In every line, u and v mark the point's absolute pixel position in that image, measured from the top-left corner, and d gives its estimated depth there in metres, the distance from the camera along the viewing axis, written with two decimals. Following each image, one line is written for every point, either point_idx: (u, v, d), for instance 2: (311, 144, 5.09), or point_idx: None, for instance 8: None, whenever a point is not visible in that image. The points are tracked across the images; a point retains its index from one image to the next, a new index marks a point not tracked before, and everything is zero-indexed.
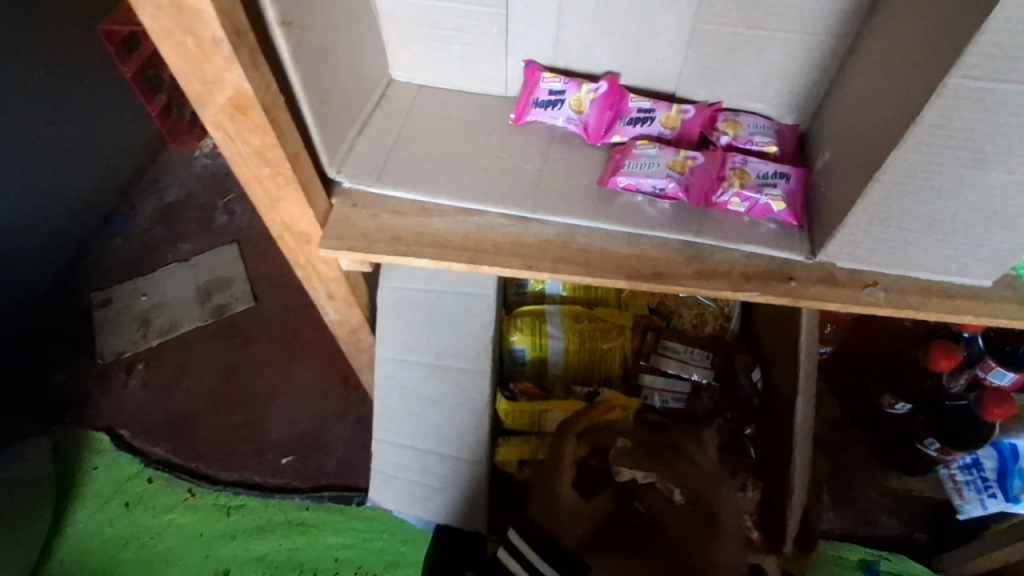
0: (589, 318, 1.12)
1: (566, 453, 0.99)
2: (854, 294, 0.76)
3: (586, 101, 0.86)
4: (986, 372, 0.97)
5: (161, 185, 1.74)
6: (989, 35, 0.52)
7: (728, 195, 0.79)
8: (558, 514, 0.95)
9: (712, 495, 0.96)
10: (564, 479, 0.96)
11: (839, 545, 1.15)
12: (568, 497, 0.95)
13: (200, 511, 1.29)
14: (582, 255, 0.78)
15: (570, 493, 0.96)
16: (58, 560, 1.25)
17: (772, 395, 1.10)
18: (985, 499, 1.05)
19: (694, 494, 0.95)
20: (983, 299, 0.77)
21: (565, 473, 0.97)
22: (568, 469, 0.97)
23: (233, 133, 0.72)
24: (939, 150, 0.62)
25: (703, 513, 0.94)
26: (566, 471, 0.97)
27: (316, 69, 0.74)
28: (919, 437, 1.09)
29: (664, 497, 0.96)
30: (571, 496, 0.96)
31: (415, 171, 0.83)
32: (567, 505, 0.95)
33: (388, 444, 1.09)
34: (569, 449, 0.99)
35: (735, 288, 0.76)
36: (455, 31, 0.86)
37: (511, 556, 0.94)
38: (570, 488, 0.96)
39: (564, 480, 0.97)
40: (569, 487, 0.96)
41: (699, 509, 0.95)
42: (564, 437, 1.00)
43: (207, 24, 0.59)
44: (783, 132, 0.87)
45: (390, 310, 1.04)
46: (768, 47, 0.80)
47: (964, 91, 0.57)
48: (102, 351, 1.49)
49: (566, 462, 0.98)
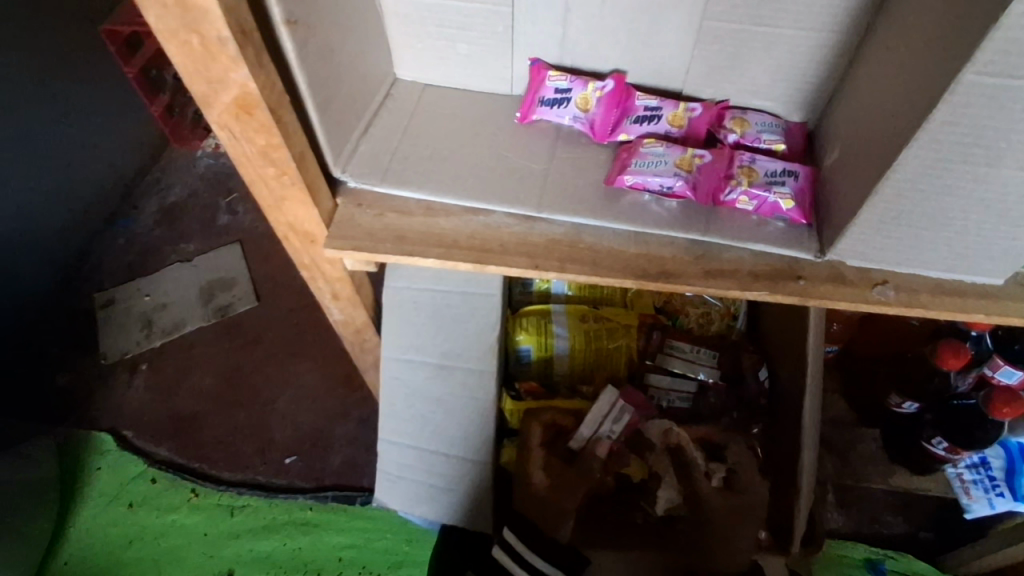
0: (594, 317, 1.11)
1: (531, 445, 1.00)
2: (865, 293, 0.76)
3: (592, 99, 0.85)
4: (994, 371, 0.95)
5: (164, 185, 1.73)
6: (1005, 31, 0.52)
7: (736, 192, 0.79)
8: (547, 503, 0.98)
9: (750, 484, 0.98)
10: (535, 463, 0.99)
11: (844, 543, 1.15)
12: (542, 482, 0.98)
13: (204, 511, 1.29)
14: (590, 253, 0.78)
15: (545, 478, 0.98)
16: (61, 561, 1.24)
17: (780, 397, 1.08)
18: (993, 499, 1.05)
19: (732, 479, 0.99)
20: (995, 297, 0.76)
21: (537, 460, 0.99)
22: (538, 456, 0.99)
23: (238, 133, 0.72)
24: (951, 148, 0.62)
25: (739, 502, 0.97)
26: (536, 460, 0.99)
27: (320, 68, 0.73)
28: (925, 436, 1.08)
29: (706, 476, 0.98)
30: (542, 482, 0.98)
31: (422, 170, 0.82)
32: (545, 490, 0.98)
33: (392, 444, 1.09)
34: (535, 437, 1.00)
35: (743, 287, 0.76)
36: (460, 29, 0.86)
37: (504, 554, 0.98)
38: (542, 473, 0.98)
39: (536, 466, 0.99)
40: (540, 475, 0.98)
41: (735, 497, 0.97)
42: (530, 425, 1.01)
43: (213, 23, 0.59)
44: (792, 130, 0.86)
45: (394, 310, 1.04)
46: (776, 44, 0.79)
47: (978, 87, 0.56)
48: (105, 352, 1.48)
49: (535, 450, 1.00)
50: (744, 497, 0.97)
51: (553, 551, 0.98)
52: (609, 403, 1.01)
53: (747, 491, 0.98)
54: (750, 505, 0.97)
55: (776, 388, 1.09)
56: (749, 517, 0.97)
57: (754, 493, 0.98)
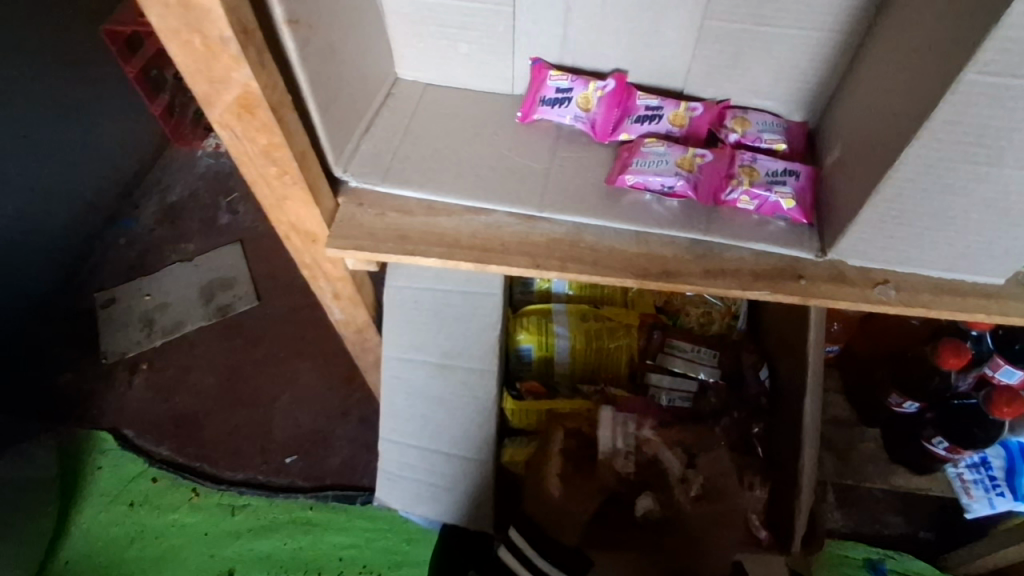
0: (595, 316, 1.12)
1: (552, 450, 1.00)
2: (866, 293, 0.76)
3: (593, 99, 0.85)
4: (994, 370, 0.96)
5: (164, 185, 1.73)
6: (1006, 30, 0.52)
7: (737, 192, 0.79)
8: (562, 512, 0.97)
9: (726, 492, 0.97)
10: (552, 473, 0.98)
11: (845, 543, 1.16)
12: (556, 491, 0.97)
13: (205, 511, 1.29)
14: (590, 253, 0.78)
15: (560, 488, 0.97)
16: (62, 561, 1.24)
17: (780, 396, 1.08)
18: (993, 498, 1.06)
19: (709, 488, 0.98)
20: (995, 297, 0.76)
21: (554, 468, 0.98)
22: (556, 462, 0.99)
23: (240, 132, 0.72)
24: (953, 147, 0.62)
25: (717, 511, 0.97)
26: (553, 467, 0.98)
27: (321, 67, 0.73)
28: (925, 436, 1.08)
29: (683, 488, 0.98)
30: (557, 491, 0.97)
31: (423, 170, 0.82)
32: (558, 499, 0.97)
33: (394, 444, 1.09)
34: (558, 443, 1.00)
35: (744, 287, 0.76)
36: (461, 28, 0.86)
37: (510, 554, 0.96)
38: (558, 483, 0.97)
39: (553, 475, 0.98)
40: (557, 485, 0.97)
41: (713, 505, 0.97)
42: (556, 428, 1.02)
43: (215, 22, 0.59)
44: (793, 130, 0.86)
45: (395, 310, 1.04)
46: (777, 44, 0.79)
47: (980, 87, 0.56)
48: (106, 351, 1.48)
49: (554, 456, 0.99)
50: (721, 504, 0.97)
51: (565, 557, 0.97)
52: (609, 425, 1.01)
53: (723, 499, 0.97)
54: (726, 513, 0.97)
55: (777, 387, 1.09)
56: (729, 525, 0.97)
57: (731, 500, 0.97)
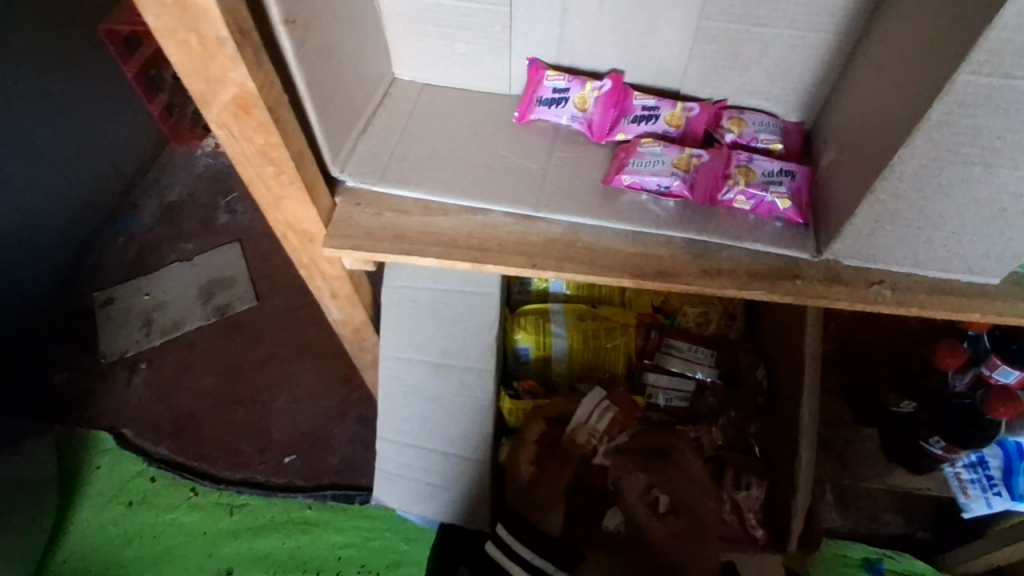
0: (592, 316, 1.12)
1: (525, 438, 1.04)
2: (862, 292, 0.76)
3: (590, 99, 0.85)
4: (991, 371, 0.95)
5: (163, 184, 1.74)
6: (1000, 30, 0.52)
7: (732, 192, 0.79)
8: (534, 493, 1.00)
9: (692, 505, 0.96)
10: (523, 458, 1.03)
11: (842, 543, 1.16)
12: (526, 473, 1.02)
13: (204, 510, 1.29)
14: (587, 252, 0.78)
15: (529, 471, 1.02)
16: (61, 560, 1.24)
17: (778, 397, 1.08)
18: (990, 498, 1.03)
19: (676, 503, 0.96)
20: (993, 297, 0.76)
21: (525, 454, 1.03)
22: (530, 447, 1.03)
23: (237, 132, 0.72)
24: (947, 148, 0.62)
25: (683, 525, 0.95)
26: (524, 452, 1.03)
27: (318, 67, 0.74)
28: (922, 435, 1.07)
29: (647, 504, 0.96)
30: (527, 473, 1.02)
31: (420, 170, 0.82)
32: (529, 481, 1.01)
33: (391, 443, 1.09)
34: (532, 434, 1.04)
35: (739, 286, 0.76)
36: (457, 28, 0.86)
37: (497, 549, 1.00)
38: (528, 466, 1.02)
39: (524, 460, 1.03)
40: (526, 467, 1.02)
41: (679, 520, 0.95)
42: (531, 424, 1.05)
43: (211, 22, 0.59)
44: (789, 130, 0.86)
45: (393, 309, 1.04)
46: (773, 45, 0.80)
47: (975, 88, 0.57)
48: (105, 351, 1.49)
49: (528, 443, 1.04)
50: (687, 519, 0.95)
51: (552, 549, 0.97)
52: (591, 404, 1.03)
53: (690, 513, 0.96)
54: (693, 528, 0.95)
55: (774, 388, 1.09)
56: (698, 540, 0.94)
57: (698, 513, 0.96)
